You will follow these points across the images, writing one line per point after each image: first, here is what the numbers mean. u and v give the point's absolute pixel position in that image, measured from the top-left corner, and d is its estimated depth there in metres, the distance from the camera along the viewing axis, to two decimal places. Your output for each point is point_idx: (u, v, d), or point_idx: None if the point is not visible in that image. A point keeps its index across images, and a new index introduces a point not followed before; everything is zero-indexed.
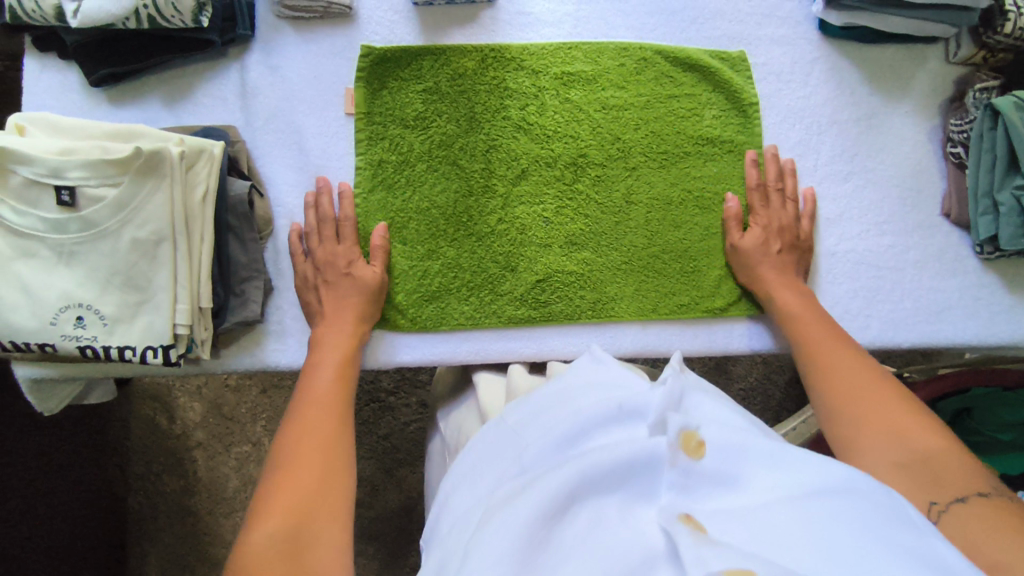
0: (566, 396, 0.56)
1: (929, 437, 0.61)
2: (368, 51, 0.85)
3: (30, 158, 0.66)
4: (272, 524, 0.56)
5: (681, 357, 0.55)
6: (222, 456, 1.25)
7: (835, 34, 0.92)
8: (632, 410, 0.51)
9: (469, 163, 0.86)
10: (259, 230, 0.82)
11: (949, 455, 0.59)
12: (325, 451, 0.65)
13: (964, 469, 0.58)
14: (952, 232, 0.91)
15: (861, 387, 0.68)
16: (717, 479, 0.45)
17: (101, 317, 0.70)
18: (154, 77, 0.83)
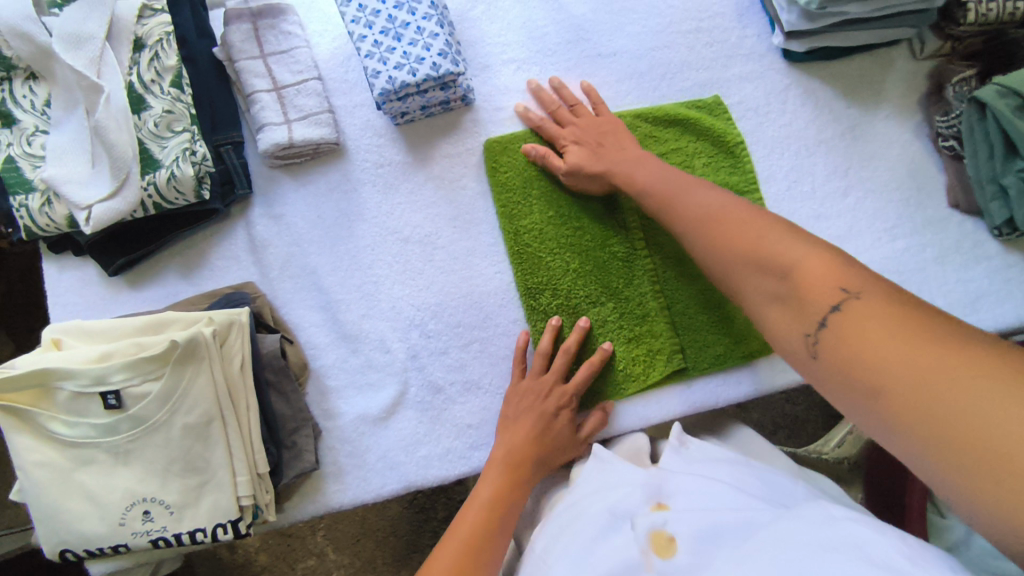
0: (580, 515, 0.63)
1: (851, 317, 0.51)
2: (490, 145, 0.89)
3: (73, 372, 0.67)
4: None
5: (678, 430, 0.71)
6: (289, 574, 1.19)
7: (799, 59, 0.94)
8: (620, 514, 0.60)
9: (517, 258, 0.87)
10: (296, 377, 0.83)
11: (861, 310, 0.51)
12: (509, 479, 0.74)
13: (837, 275, 0.54)
14: (965, 221, 0.91)
15: (805, 274, 0.56)
16: (695, 565, 0.52)
17: (167, 506, 0.70)
18: (167, 252, 0.85)
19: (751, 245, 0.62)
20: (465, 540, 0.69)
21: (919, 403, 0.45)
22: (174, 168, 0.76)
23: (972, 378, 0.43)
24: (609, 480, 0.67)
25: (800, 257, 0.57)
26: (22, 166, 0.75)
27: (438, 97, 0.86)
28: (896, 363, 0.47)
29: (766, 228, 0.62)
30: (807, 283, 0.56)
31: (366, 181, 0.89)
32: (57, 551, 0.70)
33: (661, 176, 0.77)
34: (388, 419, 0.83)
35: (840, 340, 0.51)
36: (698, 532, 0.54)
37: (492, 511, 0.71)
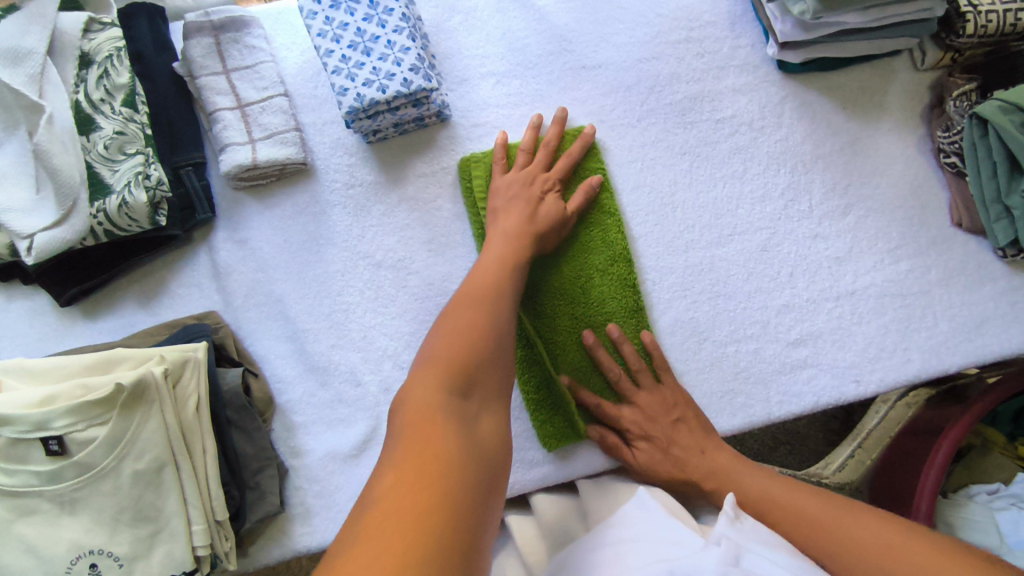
0: (622, 572, 0.54)
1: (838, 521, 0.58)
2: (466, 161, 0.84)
3: (9, 418, 0.63)
4: (431, 377, 0.53)
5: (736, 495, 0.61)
6: None
7: (795, 71, 0.89)
8: (688, 572, 0.51)
9: None
10: (261, 413, 0.78)
11: (856, 522, 0.57)
12: (479, 344, 0.57)
13: (777, 490, 0.65)
14: (969, 241, 0.86)
15: (775, 495, 0.64)
16: None
17: (115, 559, 0.65)
18: (124, 280, 0.81)
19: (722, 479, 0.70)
20: (458, 325, 0.59)
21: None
22: (127, 194, 0.71)
23: (891, 534, 0.55)
24: (653, 537, 0.57)
25: (740, 473, 0.69)
26: None
27: (411, 114, 0.81)
28: (823, 527, 0.59)
29: (719, 447, 0.74)
30: (766, 494, 0.65)
31: (337, 202, 0.84)
32: None
33: (502, 195, 0.78)
34: (359, 457, 0.79)
35: (852, 552, 0.55)
36: None
37: (490, 291, 0.64)
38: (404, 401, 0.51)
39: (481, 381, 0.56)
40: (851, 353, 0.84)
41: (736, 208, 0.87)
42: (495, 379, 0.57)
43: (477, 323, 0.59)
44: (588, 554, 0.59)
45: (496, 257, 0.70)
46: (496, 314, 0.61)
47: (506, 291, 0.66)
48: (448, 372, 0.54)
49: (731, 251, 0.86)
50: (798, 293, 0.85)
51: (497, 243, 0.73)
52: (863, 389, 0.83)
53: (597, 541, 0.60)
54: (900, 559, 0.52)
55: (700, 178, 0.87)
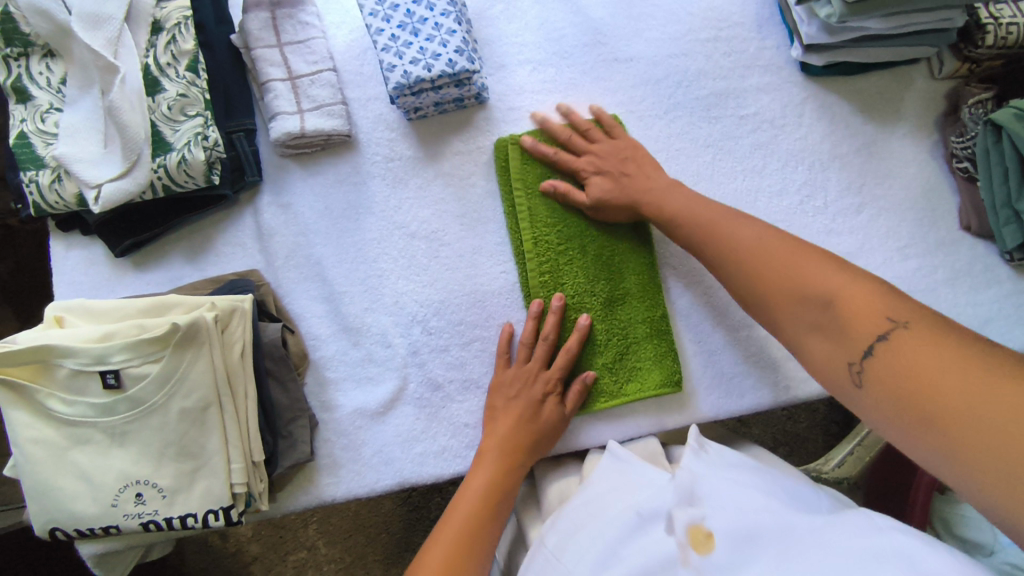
0: (599, 512, 0.62)
1: (776, 254, 0.68)
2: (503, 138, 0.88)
3: (72, 351, 0.67)
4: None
5: (700, 434, 0.67)
6: (279, 566, 1.18)
7: (818, 73, 0.93)
8: (648, 515, 0.60)
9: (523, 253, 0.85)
10: (296, 367, 0.83)
11: (779, 243, 0.69)
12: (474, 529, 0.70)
13: (834, 284, 0.61)
14: (977, 244, 0.90)
15: (837, 299, 0.60)
16: (732, 567, 0.54)
17: (160, 489, 0.70)
18: (173, 235, 0.85)
19: (766, 282, 0.67)
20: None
21: (830, 327, 0.60)
22: (186, 152, 0.76)
23: (967, 373, 0.49)
24: (628, 480, 0.65)
25: (801, 267, 0.65)
26: (34, 142, 0.76)
27: (452, 94, 0.86)
28: (898, 345, 0.54)
29: (776, 246, 0.69)
30: (817, 288, 0.62)
31: (376, 174, 0.88)
32: (47, 529, 0.70)
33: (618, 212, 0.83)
34: (386, 414, 0.83)
35: (920, 390, 0.51)
36: (738, 535, 0.55)
37: (470, 530, 0.70)
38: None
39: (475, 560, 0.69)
40: None
41: (755, 201, 0.91)
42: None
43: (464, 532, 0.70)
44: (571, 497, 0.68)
45: (482, 487, 0.73)
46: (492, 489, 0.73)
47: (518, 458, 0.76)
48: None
49: None
50: None
51: (498, 397, 0.80)
52: None
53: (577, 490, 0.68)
54: (976, 419, 0.47)
55: (721, 171, 0.92)
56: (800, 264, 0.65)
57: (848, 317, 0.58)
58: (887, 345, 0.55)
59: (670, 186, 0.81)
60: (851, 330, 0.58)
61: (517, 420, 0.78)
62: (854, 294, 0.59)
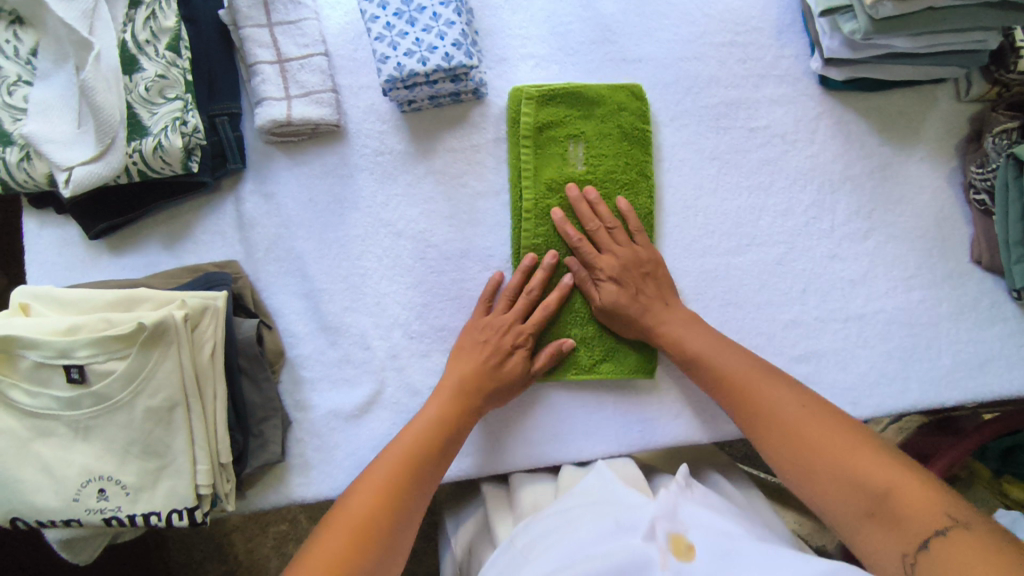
0: (575, 532, 0.59)
1: (830, 446, 0.63)
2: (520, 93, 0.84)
3: (36, 343, 0.65)
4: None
5: (686, 471, 0.64)
6: (260, 536, 1.18)
7: (836, 87, 0.88)
8: (628, 525, 0.57)
9: (529, 205, 0.82)
10: (271, 365, 0.80)
11: (817, 421, 0.65)
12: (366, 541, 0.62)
13: (874, 462, 0.60)
14: (985, 279, 0.87)
15: (868, 474, 0.59)
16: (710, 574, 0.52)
17: (123, 486, 0.69)
18: (151, 220, 0.82)
19: (782, 421, 0.67)
20: (354, 523, 0.63)
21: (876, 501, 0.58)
22: (162, 138, 0.72)
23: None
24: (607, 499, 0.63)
25: (846, 458, 0.62)
26: (1, 116, 0.72)
27: (448, 89, 0.81)
28: (938, 539, 0.53)
29: (810, 412, 0.66)
30: (848, 464, 0.61)
31: (364, 167, 0.85)
32: (8, 519, 0.69)
33: (687, 330, 0.77)
34: (361, 417, 0.81)
35: None
36: (716, 550, 0.54)
37: (406, 480, 0.67)
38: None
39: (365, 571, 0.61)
40: (852, 375, 0.85)
41: (759, 219, 0.87)
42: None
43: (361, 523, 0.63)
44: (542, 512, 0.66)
45: (436, 410, 0.73)
46: (398, 496, 0.66)
47: (428, 459, 0.70)
48: None
49: (747, 261, 0.86)
50: (807, 311, 0.86)
51: (445, 391, 0.75)
52: (858, 411, 0.84)
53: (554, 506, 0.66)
54: None
55: (726, 185, 0.87)
56: (856, 450, 0.62)
57: (888, 493, 0.58)
58: (943, 542, 0.53)
59: (694, 324, 0.78)
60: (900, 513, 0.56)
61: (494, 336, 0.78)
62: (909, 489, 0.57)
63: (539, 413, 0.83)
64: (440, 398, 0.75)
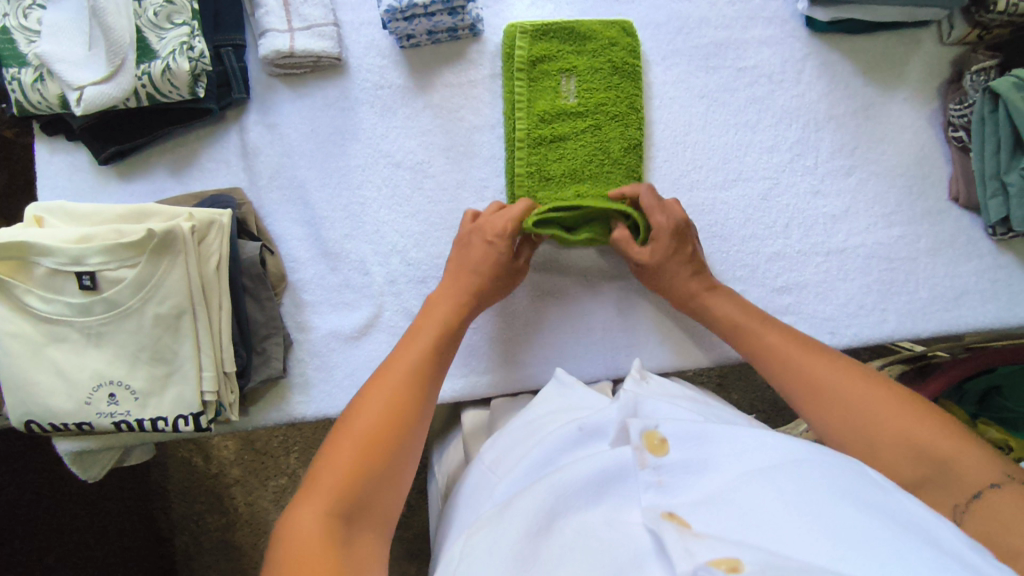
0: (543, 429, 0.67)
1: (852, 386, 0.65)
2: (516, 28, 0.86)
3: (50, 250, 0.69)
4: (319, 505, 0.57)
5: (640, 364, 0.75)
6: (260, 489, 1.22)
7: (823, 29, 0.91)
8: (593, 428, 0.62)
9: (520, 134, 0.85)
10: (274, 287, 0.84)
11: (850, 370, 0.67)
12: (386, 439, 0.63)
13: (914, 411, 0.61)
14: (963, 216, 0.90)
15: (906, 419, 0.60)
16: (688, 465, 0.51)
17: (132, 391, 0.72)
18: (158, 147, 0.86)
19: (812, 375, 0.68)
20: (376, 421, 0.64)
21: (933, 465, 0.57)
22: (170, 61, 0.75)
23: None
24: (574, 404, 0.72)
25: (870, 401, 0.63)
26: (17, 38, 0.75)
27: (445, 23, 0.84)
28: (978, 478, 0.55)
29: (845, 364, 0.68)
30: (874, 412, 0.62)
31: (365, 101, 0.88)
32: (23, 421, 0.72)
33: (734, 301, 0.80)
34: (360, 339, 0.85)
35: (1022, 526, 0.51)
36: (686, 436, 0.53)
37: (405, 397, 0.67)
38: (291, 538, 0.55)
39: (382, 479, 0.61)
40: (833, 306, 0.88)
41: (745, 155, 0.90)
42: (390, 491, 0.62)
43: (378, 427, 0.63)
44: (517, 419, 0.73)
45: (435, 327, 0.75)
46: (410, 397, 0.67)
47: (435, 366, 0.71)
48: (345, 488, 0.59)
49: (733, 196, 0.89)
50: (790, 245, 0.89)
51: (435, 312, 0.77)
52: (836, 341, 0.88)
53: (524, 416, 0.72)
54: None
55: (714, 123, 0.90)
56: (929, 423, 0.60)
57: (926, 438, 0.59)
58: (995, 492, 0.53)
59: (749, 321, 0.77)
60: (962, 475, 0.56)
61: (482, 271, 0.79)
62: (967, 456, 0.56)
63: (528, 337, 0.87)
64: (432, 315, 0.76)
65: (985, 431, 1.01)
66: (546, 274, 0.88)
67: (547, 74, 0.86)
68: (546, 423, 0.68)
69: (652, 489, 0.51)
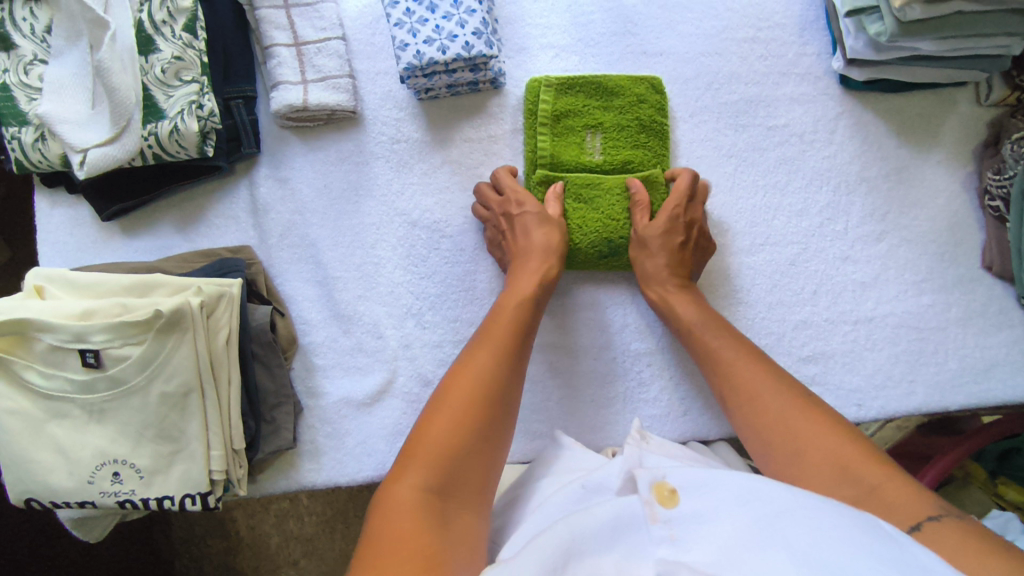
0: (545, 492, 0.66)
1: (781, 407, 0.63)
2: (540, 80, 0.83)
3: (51, 326, 0.65)
4: (419, 474, 0.55)
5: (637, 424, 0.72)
6: (261, 512, 1.13)
7: (857, 88, 0.88)
8: (594, 486, 0.61)
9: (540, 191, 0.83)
10: (284, 351, 0.81)
11: (782, 389, 0.65)
12: (473, 425, 0.60)
13: (835, 431, 0.59)
14: (995, 285, 0.87)
15: (821, 444, 0.58)
16: (698, 517, 0.49)
17: (137, 470, 0.69)
18: (164, 202, 0.82)
19: (747, 386, 0.67)
20: (464, 409, 0.60)
21: (861, 486, 0.54)
22: (178, 121, 0.72)
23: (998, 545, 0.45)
24: (573, 469, 0.69)
25: (800, 421, 0.61)
26: (17, 96, 0.71)
27: (466, 79, 0.80)
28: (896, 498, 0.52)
29: (778, 377, 0.67)
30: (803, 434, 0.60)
31: (380, 155, 0.84)
32: (22, 498, 0.69)
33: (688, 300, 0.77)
34: (372, 406, 0.81)
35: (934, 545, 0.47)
36: (691, 484, 0.51)
37: (491, 376, 0.64)
38: (387, 508, 0.52)
39: (463, 471, 0.57)
40: (861, 377, 0.85)
41: (773, 219, 0.87)
42: (484, 470, 0.59)
43: (466, 413, 0.60)
44: (523, 483, 0.70)
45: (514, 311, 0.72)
46: (494, 383, 0.64)
47: (514, 354, 0.68)
48: (432, 473, 0.55)
49: (760, 261, 0.86)
50: (818, 312, 0.86)
51: (508, 300, 0.73)
52: (864, 413, 0.84)
53: (526, 480, 0.70)
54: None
55: (742, 184, 0.87)
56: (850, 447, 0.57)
57: (848, 460, 0.56)
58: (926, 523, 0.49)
59: (705, 325, 0.74)
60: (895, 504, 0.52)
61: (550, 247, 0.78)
62: (888, 481, 0.53)
63: (546, 406, 0.83)
64: (504, 307, 0.72)
65: (1005, 492, 0.91)
66: (564, 341, 0.84)
67: (573, 129, 0.84)
68: (545, 488, 0.67)
69: (665, 544, 0.49)
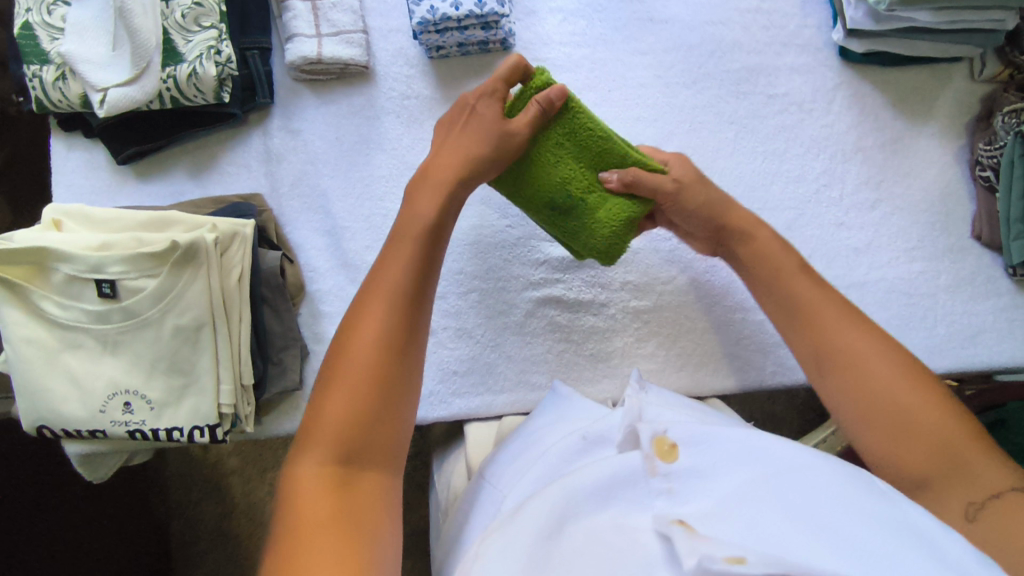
0: (545, 442, 0.67)
1: (869, 361, 0.60)
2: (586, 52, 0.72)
3: (70, 256, 0.68)
4: (320, 452, 0.52)
5: (638, 374, 0.73)
6: (257, 479, 1.15)
7: (855, 60, 0.91)
8: (596, 438, 0.61)
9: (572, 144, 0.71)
10: (291, 297, 0.82)
11: (870, 341, 0.61)
12: (378, 381, 0.55)
13: (923, 393, 0.58)
14: (984, 254, 0.90)
15: (909, 406, 0.57)
16: (699, 472, 0.50)
17: (148, 401, 0.71)
18: (178, 149, 0.84)
19: (829, 339, 0.63)
20: (361, 370, 0.55)
21: (946, 455, 0.55)
22: (198, 65, 0.74)
23: None
24: (571, 416, 0.71)
25: (886, 378, 0.59)
26: (40, 36, 0.74)
27: (477, 37, 0.83)
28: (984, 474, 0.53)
29: (862, 329, 0.62)
30: (891, 395, 0.58)
31: (390, 110, 0.86)
32: (35, 427, 0.71)
33: (772, 243, 0.71)
34: None
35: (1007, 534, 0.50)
36: (695, 439, 0.52)
37: (387, 328, 0.57)
38: (293, 496, 0.51)
39: (371, 430, 0.54)
40: None
41: (772, 184, 0.89)
42: (392, 425, 0.56)
43: (370, 370, 0.55)
44: (516, 431, 0.72)
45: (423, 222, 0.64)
46: (392, 328, 0.58)
47: (415, 285, 0.61)
48: (335, 448, 0.52)
49: None
50: None
51: (419, 210, 0.66)
52: None
53: (523, 427, 0.72)
54: None
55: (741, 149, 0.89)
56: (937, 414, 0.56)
57: (937, 429, 0.56)
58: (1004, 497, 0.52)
59: (799, 275, 0.68)
60: (974, 475, 0.54)
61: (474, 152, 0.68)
62: (972, 455, 0.54)
63: (546, 359, 0.86)
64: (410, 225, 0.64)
65: None
66: (566, 296, 0.87)
67: None
68: (544, 437, 0.68)
69: (663, 497, 0.50)
